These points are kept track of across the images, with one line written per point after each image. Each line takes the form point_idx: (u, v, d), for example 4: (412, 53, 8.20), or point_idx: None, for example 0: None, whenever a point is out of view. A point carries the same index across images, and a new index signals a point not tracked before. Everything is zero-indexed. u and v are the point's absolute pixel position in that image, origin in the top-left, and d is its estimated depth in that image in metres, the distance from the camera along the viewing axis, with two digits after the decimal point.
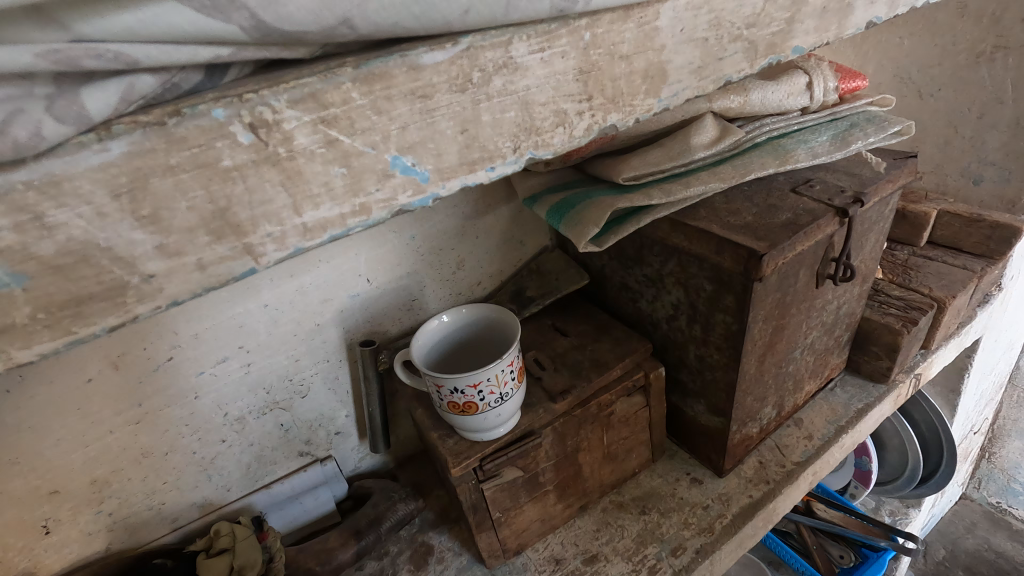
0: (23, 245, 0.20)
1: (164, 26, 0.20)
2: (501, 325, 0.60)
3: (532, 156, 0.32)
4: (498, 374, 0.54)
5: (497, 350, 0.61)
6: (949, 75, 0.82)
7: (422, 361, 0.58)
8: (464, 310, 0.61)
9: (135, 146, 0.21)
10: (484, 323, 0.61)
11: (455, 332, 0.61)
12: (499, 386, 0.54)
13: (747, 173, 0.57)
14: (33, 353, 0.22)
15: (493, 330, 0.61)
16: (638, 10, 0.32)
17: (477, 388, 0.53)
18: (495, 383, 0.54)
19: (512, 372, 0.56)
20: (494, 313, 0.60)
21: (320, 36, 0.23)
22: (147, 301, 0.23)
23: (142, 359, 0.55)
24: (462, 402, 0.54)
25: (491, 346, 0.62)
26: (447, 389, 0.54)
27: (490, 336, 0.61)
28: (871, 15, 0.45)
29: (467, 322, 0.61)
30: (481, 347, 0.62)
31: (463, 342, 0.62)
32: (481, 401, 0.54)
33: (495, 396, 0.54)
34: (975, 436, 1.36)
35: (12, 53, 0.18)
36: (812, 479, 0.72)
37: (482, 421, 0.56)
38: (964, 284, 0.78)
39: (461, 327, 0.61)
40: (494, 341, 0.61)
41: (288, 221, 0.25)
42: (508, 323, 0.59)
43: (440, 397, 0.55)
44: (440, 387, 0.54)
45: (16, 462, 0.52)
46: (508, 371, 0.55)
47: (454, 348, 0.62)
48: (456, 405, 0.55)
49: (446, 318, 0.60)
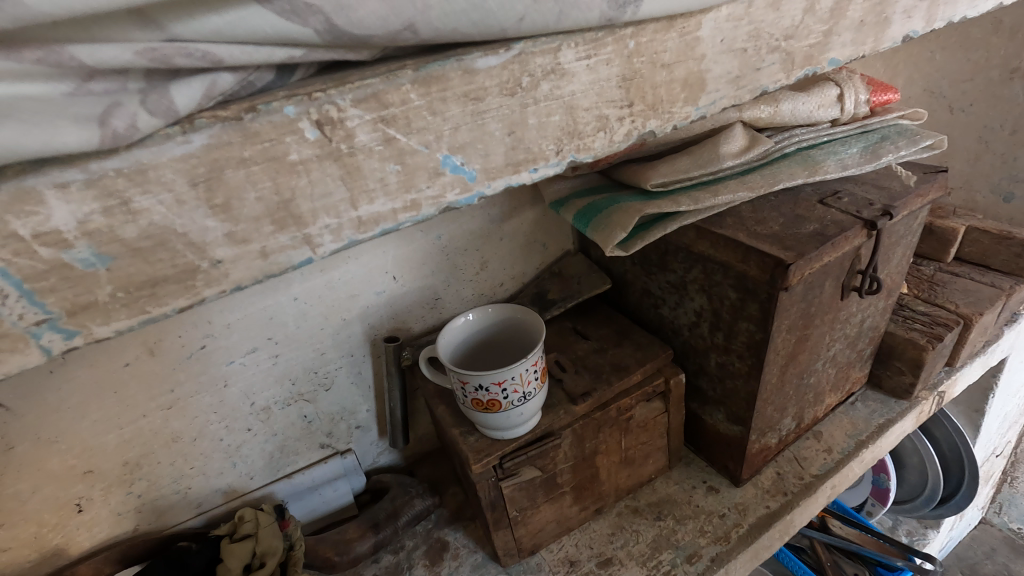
0: (110, 228, 0.22)
1: (248, 30, 0.22)
2: (526, 323, 0.60)
3: (573, 159, 0.33)
4: (522, 373, 0.54)
5: (521, 350, 0.62)
6: (981, 91, 0.81)
7: (448, 358, 0.59)
8: (489, 310, 0.62)
9: (214, 139, 0.23)
10: (509, 323, 0.62)
11: (481, 331, 0.62)
12: (523, 385, 0.55)
13: (775, 183, 0.57)
14: (110, 329, 0.23)
15: (518, 330, 0.62)
16: (682, 20, 0.33)
17: (501, 386, 0.54)
18: (519, 382, 0.55)
19: (536, 371, 0.56)
20: (519, 314, 0.61)
21: (385, 41, 0.25)
22: (214, 285, 0.25)
23: (176, 347, 0.57)
24: (486, 400, 0.55)
25: (515, 346, 0.62)
26: (471, 386, 0.55)
27: (516, 336, 0.62)
28: (908, 29, 0.46)
29: (492, 321, 0.62)
30: (505, 347, 0.63)
31: (488, 341, 0.63)
32: (504, 399, 0.55)
33: (518, 395, 0.55)
34: (998, 459, 1.34)
35: (116, 51, 0.20)
36: (831, 493, 0.72)
37: (505, 420, 0.57)
38: (991, 302, 0.77)
39: (486, 326, 0.62)
40: (519, 342, 0.62)
41: (345, 213, 0.27)
42: (533, 322, 0.60)
43: (464, 394, 0.56)
44: (464, 383, 0.55)
45: (56, 440, 0.54)
46: (532, 371, 0.55)
47: (479, 346, 0.63)
48: (480, 403, 0.55)
49: (472, 317, 0.61)
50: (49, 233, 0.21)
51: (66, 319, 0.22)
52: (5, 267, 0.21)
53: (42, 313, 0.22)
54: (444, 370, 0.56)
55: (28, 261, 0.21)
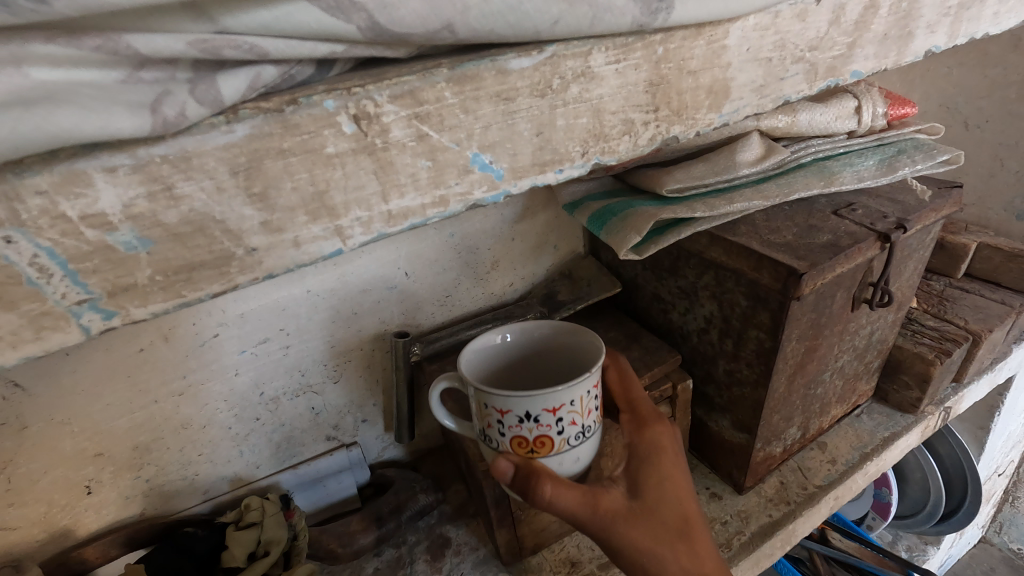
0: (152, 213, 0.22)
1: (294, 24, 0.22)
2: (579, 348, 0.48)
3: (597, 161, 0.34)
4: (584, 398, 0.42)
5: (568, 377, 0.50)
6: (998, 108, 0.82)
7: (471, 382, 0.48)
8: (530, 328, 0.51)
9: (255, 130, 0.23)
10: (557, 349, 0.51)
11: (521, 357, 0.51)
12: (582, 417, 0.43)
13: (791, 192, 0.58)
14: (146, 311, 0.24)
15: (567, 351, 0.50)
16: (710, 28, 0.33)
17: (556, 417, 0.41)
18: (579, 411, 0.42)
19: (596, 399, 0.45)
20: (569, 332, 0.49)
21: (423, 39, 0.25)
22: (247, 272, 0.25)
23: (190, 334, 0.57)
24: (535, 438, 0.42)
25: (560, 370, 0.51)
26: (514, 417, 0.41)
27: (566, 367, 0.51)
28: (931, 44, 0.46)
29: (533, 341, 0.51)
30: (547, 373, 0.52)
31: (526, 366, 0.52)
32: (558, 436, 0.42)
33: (575, 428, 0.43)
34: (1001, 478, 1.33)
35: (169, 40, 0.20)
36: (834, 505, 0.72)
37: (553, 466, 0.43)
38: (1001, 319, 0.77)
39: (525, 348, 0.51)
40: (567, 365, 0.50)
41: (376, 207, 0.27)
42: (588, 343, 0.47)
43: (502, 432, 0.43)
44: (502, 414, 0.42)
45: (69, 422, 0.55)
46: (593, 397, 0.44)
47: (514, 372, 0.52)
48: (524, 443, 0.42)
49: (509, 336, 0.50)
50: (95, 215, 0.21)
51: (106, 300, 0.23)
52: (52, 247, 0.21)
53: (84, 293, 0.22)
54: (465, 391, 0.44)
55: (74, 242, 0.21)
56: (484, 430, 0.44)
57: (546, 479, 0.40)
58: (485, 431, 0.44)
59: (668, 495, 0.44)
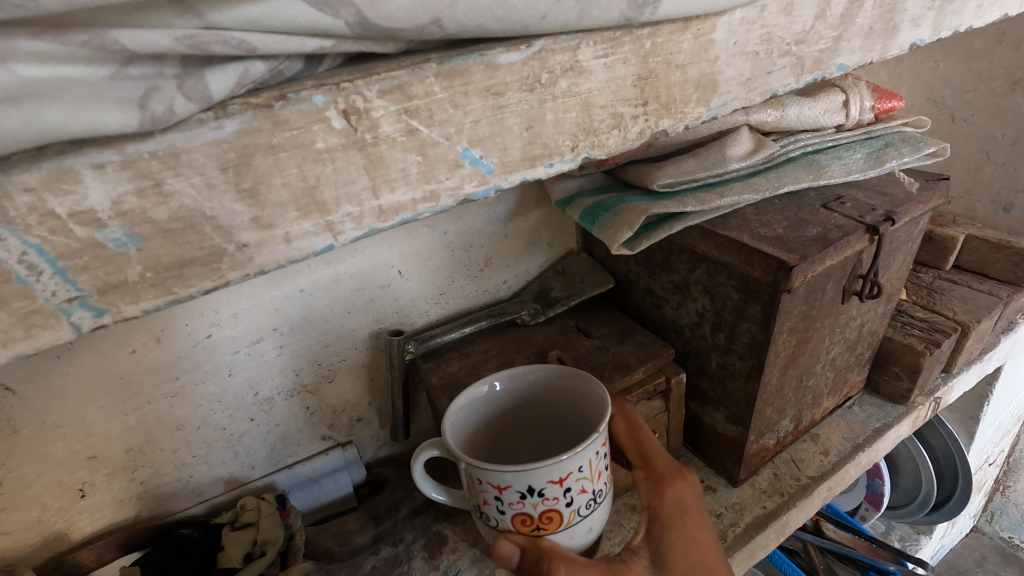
0: (142, 209, 0.22)
1: (281, 20, 0.22)
2: (574, 393, 0.49)
3: (587, 155, 0.34)
4: (591, 462, 0.43)
5: (564, 420, 0.51)
6: (983, 101, 0.83)
7: (461, 441, 0.49)
8: (521, 375, 0.51)
9: (245, 125, 0.23)
10: (549, 393, 0.51)
11: (511, 403, 0.52)
12: (591, 483, 0.44)
13: (780, 186, 0.58)
14: (138, 309, 0.24)
15: (562, 397, 0.51)
16: (697, 22, 0.34)
17: (562, 488, 0.42)
18: (587, 478, 0.44)
19: (604, 461, 0.46)
20: (563, 379, 0.50)
21: (411, 34, 0.25)
22: (239, 269, 0.25)
23: (182, 335, 0.57)
24: (541, 514, 0.43)
25: (554, 413, 0.52)
26: (515, 494, 0.42)
27: (561, 409, 0.51)
28: (916, 37, 0.46)
29: (523, 388, 0.51)
30: (541, 416, 0.53)
31: (519, 410, 0.52)
32: (566, 508, 0.43)
33: (585, 495, 0.44)
34: (991, 468, 1.35)
35: (157, 37, 0.20)
36: (827, 496, 0.72)
37: (563, 540, 0.45)
38: (988, 310, 0.78)
39: (515, 394, 0.52)
40: (562, 409, 0.51)
41: (367, 203, 0.27)
42: (586, 391, 0.48)
43: (502, 509, 0.43)
44: (502, 490, 0.42)
45: (61, 426, 0.55)
46: (601, 459, 0.45)
47: (505, 418, 0.52)
48: (529, 520, 0.43)
49: (499, 385, 0.51)
50: (84, 213, 0.21)
51: (97, 297, 0.23)
52: (41, 244, 0.21)
53: (74, 291, 0.22)
54: (456, 463, 0.44)
55: (63, 239, 0.21)
56: (481, 505, 0.45)
57: (557, 562, 0.40)
58: (484, 507, 0.45)
59: (694, 561, 0.44)
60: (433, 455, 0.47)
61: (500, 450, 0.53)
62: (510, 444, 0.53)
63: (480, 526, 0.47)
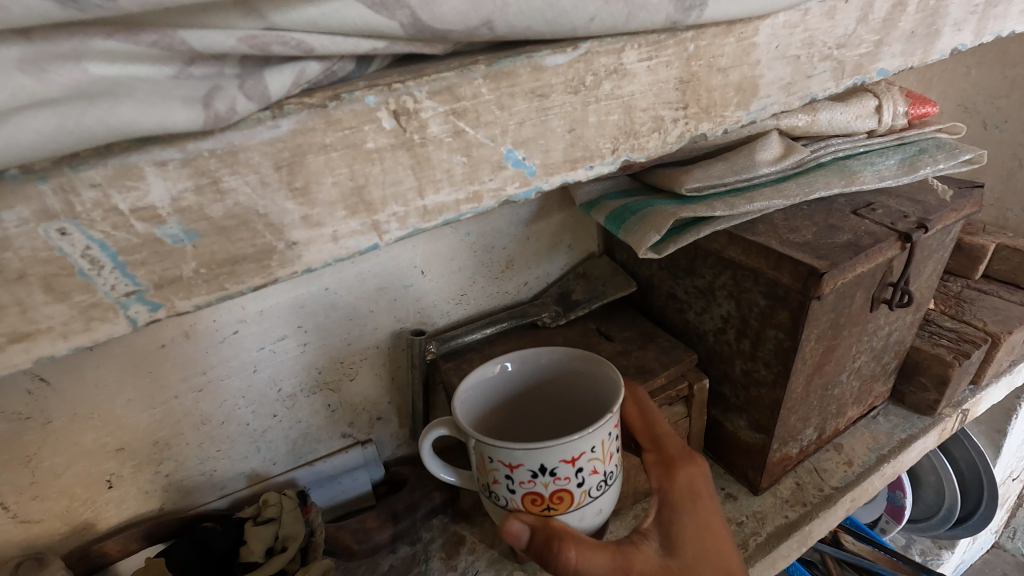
0: (199, 206, 0.23)
1: (338, 21, 0.22)
2: (585, 376, 0.49)
3: (627, 158, 0.34)
4: (604, 443, 0.43)
5: (575, 405, 0.51)
6: (1017, 107, 0.81)
7: (472, 420, 0.49)
8: (532, 357, 0.51)
9: (300, 125, 0.24)
10: (562, 377, 0.51)
11: (523, 384, 0.52)
12: (602, 464, 0.44)
13: (811, 192, 0.58)
14: (190, 303, 0.24)
15: (574, 382, 0.50)
16: (740, 26, 0.33)
17: (574, 468, 0.42)
18: (599, 459, 0.43)
19: (616, 443, 0.45)
20: (575, 363, 0.50)
21: (462, 36, 0.25)
22: (288, 266, 0.26)
23: (210, 331, 0.58)
24: (552, 494, 0.43)
25: (565, 398, 0.52)
26: (526, 472, 0.42)
27: (573, 393, 0.51)
28: (958, 41, 0.46)
29: (534, 369, 0.51)
30: (552, 400, 0.53)
31: (530, 392, 0.52)
32: (577, 488, 0.43)
33: (596, 477, 0.44)
34: (1016, 482, 1.32)
35: (222, 37, 0.21)
36: (851, 507, 0.71)
37: (573, 521, 0.45)
38: (1020, 321, 0.76)
39: (526, 376, 0.52)
40: (574, 395, 0.51)
41: (412, 203, 0.27)
42: (598, 374, 0.48)
43: (513, 488, 0.43)
44: (513, 469, 0.42)
45: (92, 417, 0.56)
46: (613, 440, 0.45)
47: (517, 400, 0.52)
48: (539, 499, 0.43)
49: (510, 365, 0.51)
50: (145, 209, 0.22)
51: (153, 291, 0.23)
52: (103, 239, 0.22)
53: (132, 285, 0.23)
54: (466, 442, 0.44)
55: (124, 235, 0.22)
56: (491, 485, 0.45)
57: (568, 542, 0.40)
58: (493, 486, 0.45)
59: (704, 544, 0.44)
60: (442, 434, 0.47)
61: (511, 432, 0.53)
62: (522, 428, 0.54)
63: (488, 505, 0.47)
